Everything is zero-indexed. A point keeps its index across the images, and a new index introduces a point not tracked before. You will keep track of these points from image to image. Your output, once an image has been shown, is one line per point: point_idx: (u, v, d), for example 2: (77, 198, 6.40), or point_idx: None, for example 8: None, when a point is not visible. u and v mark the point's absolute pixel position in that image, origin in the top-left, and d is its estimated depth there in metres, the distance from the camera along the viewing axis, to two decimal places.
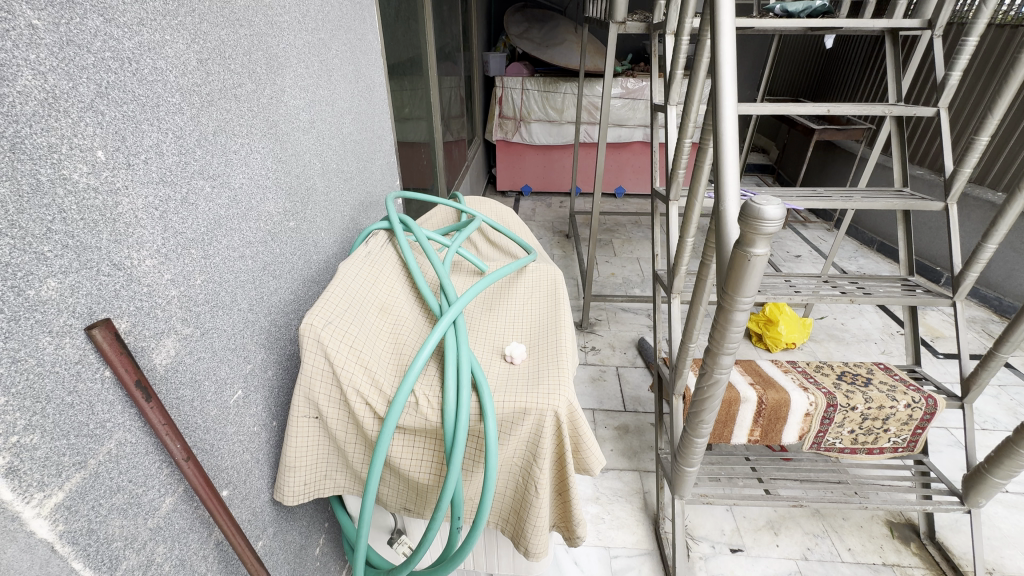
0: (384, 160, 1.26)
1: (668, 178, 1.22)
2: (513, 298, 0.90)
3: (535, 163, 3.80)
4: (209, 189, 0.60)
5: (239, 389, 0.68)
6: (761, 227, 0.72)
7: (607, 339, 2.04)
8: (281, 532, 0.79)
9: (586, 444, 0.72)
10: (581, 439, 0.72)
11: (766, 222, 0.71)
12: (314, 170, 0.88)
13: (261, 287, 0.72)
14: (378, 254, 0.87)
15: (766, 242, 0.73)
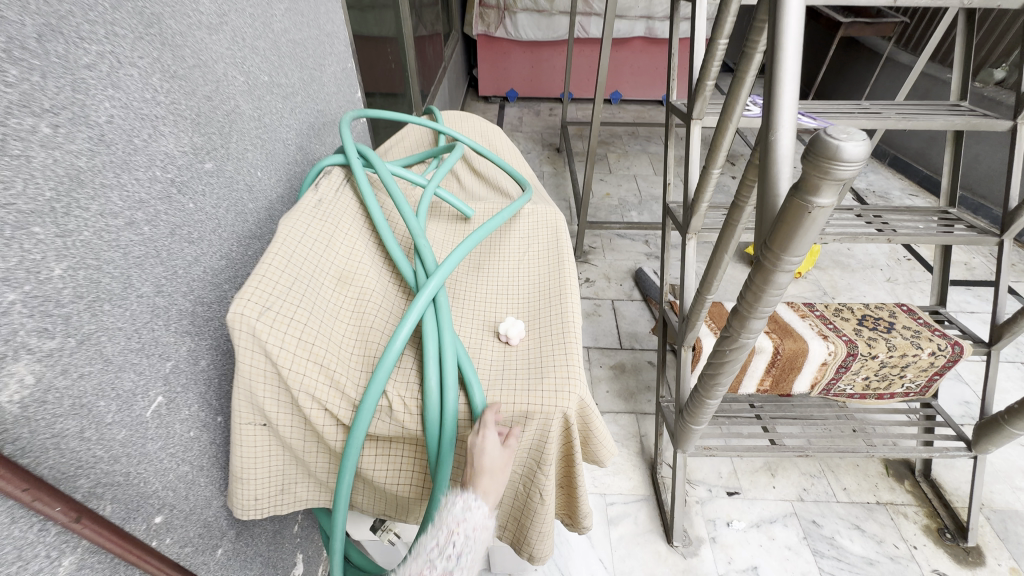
0: (337, 66, 1.00)
1: (691, 92, 0.99)
2: (506, 253, 0.73)
3: (522, 63, 3.37)
4: (49, 129, 0.40)
5: (160, 395, 0.53)
6: (833, 175, 0.53)
7: (602, 269, 1.91)
8: (246, 530, 0.70)
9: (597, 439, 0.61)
10: (592, 435, 0.60)
11: (841, 167, 0.52)
12: (234, 86, 0.65)
13: (171, 259, 0.54)
14: (332, 201, 0.67)
15: (833, 191, 0.54)
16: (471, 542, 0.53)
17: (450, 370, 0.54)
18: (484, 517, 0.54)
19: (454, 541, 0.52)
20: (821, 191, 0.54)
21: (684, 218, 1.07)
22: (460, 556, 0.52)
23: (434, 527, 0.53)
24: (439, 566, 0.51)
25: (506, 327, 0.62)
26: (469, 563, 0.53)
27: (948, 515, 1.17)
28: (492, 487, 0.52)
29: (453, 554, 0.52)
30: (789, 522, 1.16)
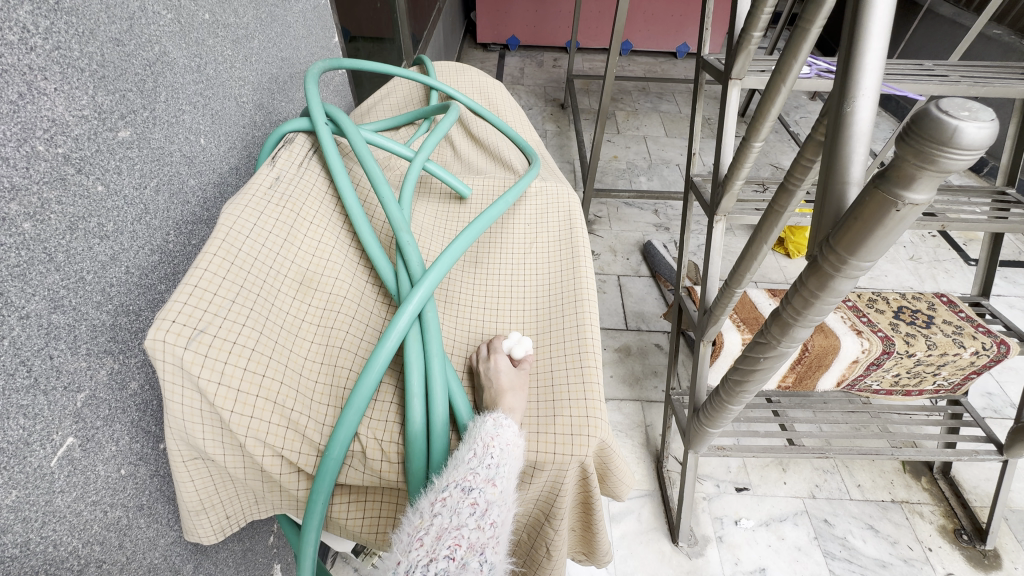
0: (307, 4, 0.83)
1: (732, 47, 0.82)
2: (510, 247, 0.60)
3: (524, 6, 3.07)
4: None
5: (69, 435, 0.42)
6: (937, 172, 0.31)
7: (607, 241, 1.78)
8: (205, 561, 0.61)
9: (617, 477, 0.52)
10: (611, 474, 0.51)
11: (956, 156, 0.30)
12: (158, 27, 0.50)
13: (74, 263, 0.41)
14: (294, 178, 0.54)
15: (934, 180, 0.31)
16: (513, 453, 0.43)
17: (438, 413, 0.43)
18: (520, 435, 0.44)
19: (493, 450, 0.41)
20: (915, 191, 0.33)
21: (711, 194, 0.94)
22: (503, 468, 0.42)
23: (468, 434, 0.43)
24: (480, 476, 0.41)
25: (505, 345, 0.50)
26: (515, 472, 0.43)
27: (965, 515, 1.12)
28: (519, 404, 0.45)
29: (494, 463, 0.41)
30: (800, 521, 1.10)
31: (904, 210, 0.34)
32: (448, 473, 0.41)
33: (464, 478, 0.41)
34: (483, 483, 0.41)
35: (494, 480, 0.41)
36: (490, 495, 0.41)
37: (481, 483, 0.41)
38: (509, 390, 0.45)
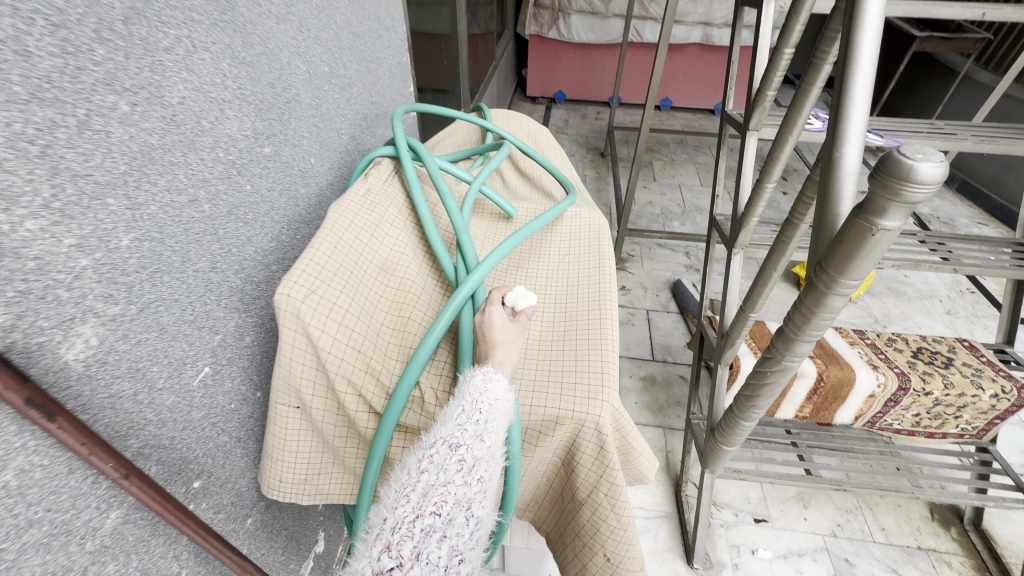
0: (393, 60, 1.02)
1: (750, 102, 0.94)
2: (546, 256, 0.72)
3: (572, 64, 3.35)
4: (129, 107, 0.42)
5: (205, 366, 0.55)
6: (904, 200, 0.43)
7: (638, 278, 1.88)
8: (273, 504, 0.72)
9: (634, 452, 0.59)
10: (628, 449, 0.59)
11: (917, 188, 0.42)
12: (295, 76, 0.67)
13: (226, 238, 0.56)
14: (380, 192, 0.69)
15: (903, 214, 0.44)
16: (498, 411, 0.51)
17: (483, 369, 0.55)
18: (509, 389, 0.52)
19: (480, 408, 0.50)
20: (888, 218, 0.45)
21: (730, 230, 1.03)
22: (489, 424, 0.50)
23: (458, 397, 0.52)
24: (468, 433, 0.49)
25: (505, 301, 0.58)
26: (500, 431, 0.51)
27: (997, 569, 1.09)
28: (507, 357, 0.54)
29: (480, 420, 0.50)
30: (819, 557, 1.10)
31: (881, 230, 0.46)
32: (439, 435, 0.50)
33: (453, 436, 0.49)
34: (469, 440, 0.49)
35: (482, 437, 0.50)
36: (477, 451, 0.49)
37: (469, 440, 0.49)
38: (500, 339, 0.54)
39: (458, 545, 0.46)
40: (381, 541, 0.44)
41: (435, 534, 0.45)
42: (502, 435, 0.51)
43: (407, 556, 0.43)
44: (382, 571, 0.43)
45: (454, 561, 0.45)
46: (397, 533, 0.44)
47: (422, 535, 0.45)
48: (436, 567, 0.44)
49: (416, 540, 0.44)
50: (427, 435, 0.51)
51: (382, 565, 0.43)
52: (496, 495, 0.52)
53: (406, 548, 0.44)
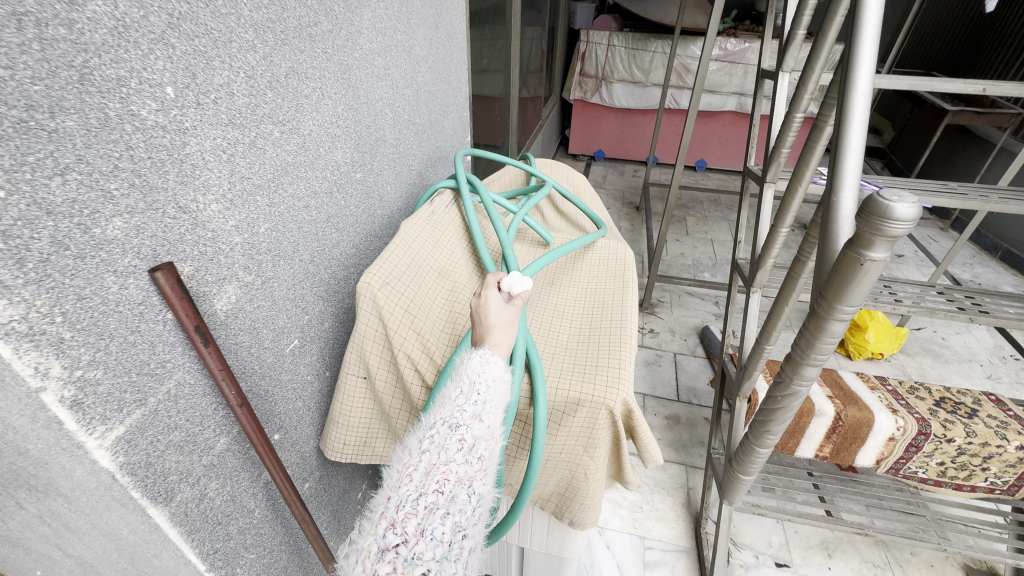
0: (456, 114, 1.21)
1: (768, 157, 1.08)
2: (577, 275, 0.84)
3: (612, 127, 3.60)
4: (278, 134, 0.58)
5: (296, 338, 0.68)
6: (886, 237, 0.49)
7: (667, 323, 1.95)
8: (326, 476, 0.82)
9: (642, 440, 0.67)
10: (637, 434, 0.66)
11: (895, 226, 0.48)
12: (384, 121, 0.84)
13: (323, 239, 0.71)
14: (442, 214, 0.84)
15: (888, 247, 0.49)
16: (494, 393, 0.57)
17: (520, 353, 0.63)
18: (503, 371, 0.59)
19: (476, 389, 0.56)
20: (875, 252, 0.50)
21: (750, 271, 1.14)
22: (486, 404, 0.55)
23: (456, 382, 0.57)
24: (467, 413, 0.54)
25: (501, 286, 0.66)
26: (496, 412, 0.56)
27: None
28: (503, 340, 0.60)
29: (478, 400, 0.55)
30: None
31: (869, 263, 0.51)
32: (439, 419, 0.54)
33: (452, 417, 0.54)
34: (468, 419, 0.54)
35: (479, 417, 0.55)
36: (476, 430, 0.54)
37: (467, 420, 0.54)
38: (494, 323, 0.61)
39: (461, 521, 0.48)
40: (385, 519, 0.47)
41: (438, 511, 0.47)
42: (498, 416, 0.56)
43: (411, 532, 0.46)
44: (388, 547, 0.45)
45: (458, 537, 0.47)
46: (402, 510, 0.47)
47: (425, 512, 0.47)
48: (440, 542, 0.46)
49: (419, 517, 0.47)
50: (427, 420, 0.56)
51: (388, 541, 0.45)
52: (495, 477, 0.55)
53: (410, 524, 0.46)
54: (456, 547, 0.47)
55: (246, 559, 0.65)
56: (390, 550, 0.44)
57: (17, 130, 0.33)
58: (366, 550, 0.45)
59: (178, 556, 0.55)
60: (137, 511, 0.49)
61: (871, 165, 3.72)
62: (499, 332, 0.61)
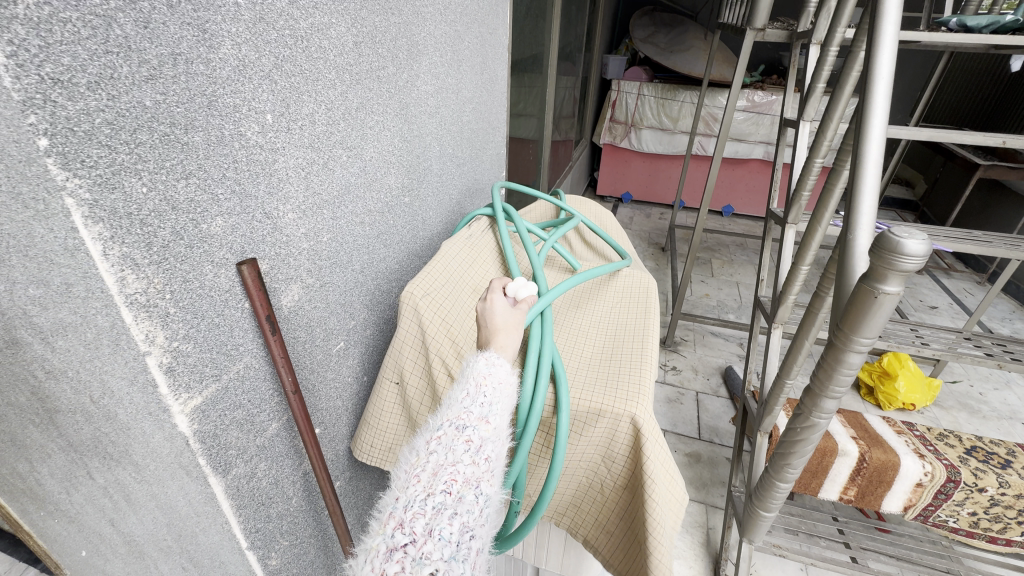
0: (494, 151, 1.31)
1: (788, 200, 1.14)
2: (601, 299, 0.88)
3: (640, 171, 3.71)
4: (346, 158, 0.67)
5: (343, 341, 0.75)
6: (900, 271, 0.45)
7: (690, 362, 1.95)
8: (355, 478, 0.87)
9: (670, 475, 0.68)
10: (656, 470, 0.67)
11: (909, 260, 0.44)
12: (432, 152, 0.94)
13: (373, 253, 0.79)
14: (478, 238, 0.91)
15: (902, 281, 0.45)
16: (500, 395, 0.58)
17: (546, 364, 0.68)
18: (509, 373, 0.60)
19: (482, 392, 0.57)
20: (887, 285, 0.46)
21: (772, 308, 1.17)
22: (492, 406, 0.56)
23: (463, 385, 0.58)
24: (474, 414, 0.55)
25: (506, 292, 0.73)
26: (502, 413, 0.57)
27: None
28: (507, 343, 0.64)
29: (485, 402, 0.56)
30: None
31: (882, 298, 0.47)
32: (446, 420, 0.54)
33: (459, 419, 0.54)
34: (474, 420, 0.54)
35: (486, 419, 0.55)
36: (483, 431, 0.54)
37: (474, 421, 0.54)
38: (500, 326, 0.66)
39: (469, 522, 0.48)
40: (394, 520, 0.47)
41: (446, 511, 0.47)
42: (504, 418, 0.57)
43: (420, 532, 0.45)
44: (396, 547, 0.45)
45: (466, 538, 0.47)
46: (410, 510, 0.47)
47: (433, 513, 0.47)
48: (448, 543, 0.45)
49: (428, 518, 0.46)
50: (433, 421, 0.56)
51: (396, 541, 0.45)
52: (502, 478, 0.55)
53: (419, 524, 0.46)
54: (464, 548, 0.46)
55: (280, 545, 0.69)
56: (399, 550, 0.44)
57: (161, 141, 0.41)
58: (375, 550, 0.45)
59: (225, 530, 0.60)
60: (200, 478, 0.54)
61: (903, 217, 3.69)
62: (503, 336, 0.67)
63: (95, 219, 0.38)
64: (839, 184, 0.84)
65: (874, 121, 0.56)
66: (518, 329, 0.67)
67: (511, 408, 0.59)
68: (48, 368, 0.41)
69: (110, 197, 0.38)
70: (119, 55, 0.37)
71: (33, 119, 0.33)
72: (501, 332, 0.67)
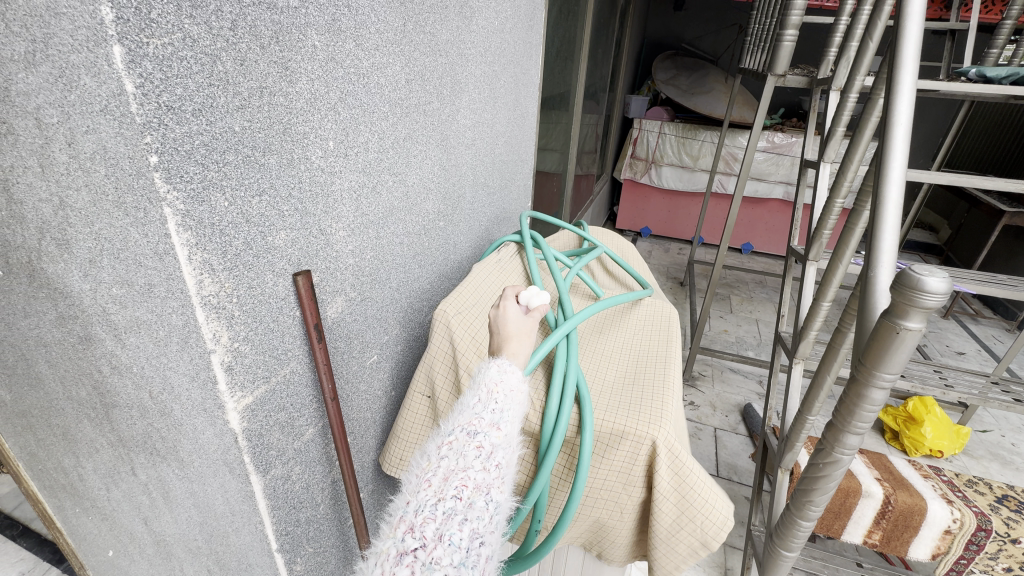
0: (522, 182, 1.37)
1: (809, 238, 1.16)
2: (624, 326, 0.91)
3: (659, 206, 3.76)
4: (391, 183, 0.73)
5: (376, 355, 0.78)
6: (921, 308, 0.43)
7: (708, 397, 1.93)
8: (377, 491, 0.89)
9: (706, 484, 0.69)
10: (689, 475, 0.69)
11: (930, 297, 0.42)
12: (466, 181, 0.99)
13: (408, 272, 0.83)
14: (507, 263, 0.96)
15: (925, 319, 0.44)
16: (510, 402, 0.60)
17: (571, 386, 0.70)
18: (519, 380, 0.63)
19: (494, 398, 0.59)
20: (909, 320, 0.44)
21: (793, 344, 1.18)
22: (503, 413, 0.58)
23: (475, 392, 0.61)
24: (484, 421, 0.57)
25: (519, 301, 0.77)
26: (511, 421, 0.59)
27: None
28: (519, 351, 0.68)
29: (496, 409, 0.58)
30: None
31: (904, 335, 0.45)
32: (458, 427, 0.57)
33: (471, 425, 0.56)
34: (486, 427, 0.56)
35: (497, 425, 0.57)
36: (493, 438, 0.56)
37: (485, 427, 0.56)
38: (512, 332, 0.70)
39: (479, 529, 0.49)
40: (405, 523, 0.48)
41: (457, 517, 0.48)
42: (514, 425, 0.59)
43: (430, 537, 0.47)
44: (406, 551, 0.46)
45: (475, 544, 0.48)
46: (421, 515, 0.48)
47: (444, 518, 0.48)
48: (458, 548, 0.46)
49: (438, 523, 0.47)
50: (445, 428, 0.58)
51: (406, 545, 0.46)
52: (511, 486, 0.56)
53: (429, 529, 0.47)
54: (473, 554, 0.47)
55: (305, 551, 0.71)
56: (409, 554, 0.46)
57: (243, 162, 0.46)
58: (385, 553, 0.47)
59: (257, 530, 0.63)
60: (242, 476, 0.58)
61: (926, 261, 3.66)
62: (516, 343, 0.70)
63: (185, 227, 0.43)
64: (861, 224, 0.86)
65: (893, 165, 0.57)
66: (529, 336, 0.70)
67: (520, 416, 0.61)
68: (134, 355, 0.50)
69: (198, 209, 0.43)
70: (219, 88, 0.43)
71: (148, 139, 0.38)
72: (514, 339, 0.70)
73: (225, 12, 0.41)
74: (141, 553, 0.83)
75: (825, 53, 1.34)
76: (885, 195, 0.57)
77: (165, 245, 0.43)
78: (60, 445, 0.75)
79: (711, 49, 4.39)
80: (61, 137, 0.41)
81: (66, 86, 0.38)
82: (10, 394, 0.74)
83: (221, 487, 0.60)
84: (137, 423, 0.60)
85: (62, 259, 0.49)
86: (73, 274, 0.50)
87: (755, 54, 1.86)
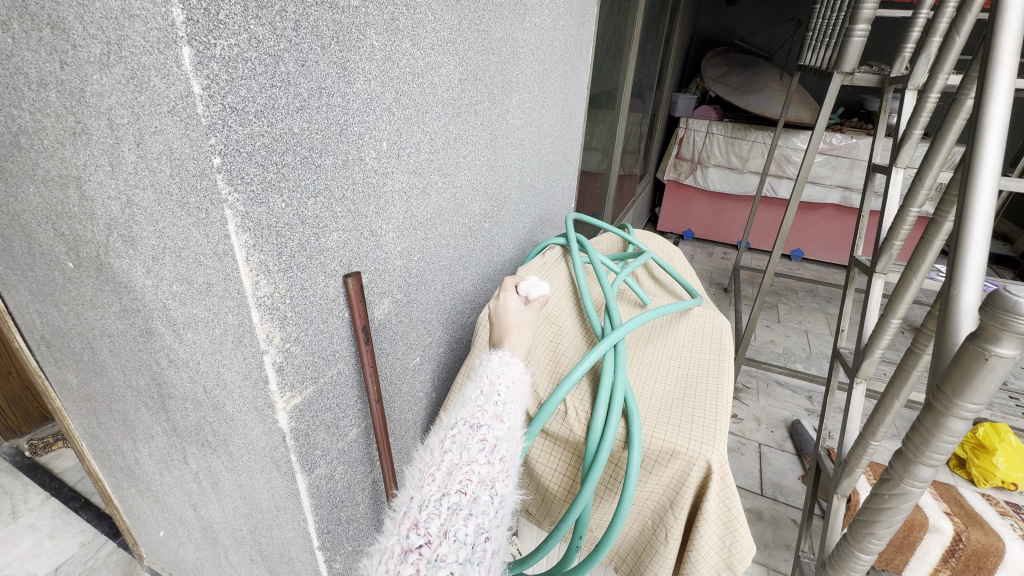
0: (567, 181, 1.34)
1: (877, 249, 1.08)
2: (673, 337, 0.86)
3: (704, 208, 3.64)
4: (441, 184, 0.72)
5: (419, 356, 0.77)
6: (1016, 332, 0.36)
7: (752, 410, 1.85)
8: None
9: (736, 540, 0.67)
10: (702, 522, 0.66)
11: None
12: (513, 181, 0.97)
13: (454, 274, 0.83)
14: (552, 266, 0.95)
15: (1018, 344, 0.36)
16: (513, 394, 0.58)
17: (618, 400, 0.67)
18: (521, 372, 0.61)
19: (496, 391, 0.57)
20: (1001, 346, 0.37)
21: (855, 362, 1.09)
22: (505, 405, 0.56)
23: (477, 384, 0.59)
24: (488, 414, 0.55)
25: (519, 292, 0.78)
26: (515, 414, 0.57)
27: None
28: (522, 344, 0.66)
29: (497, 402, 0.56)
30: None
31: (994, 362, 0.38)
32: (461, 420, 0.55)
33: (473, 418, 0.54)
34: (489, 420, 0.54)
35: (500, 418, 0.55)
36: (497, 431, 0.54)
37: (488, 420, 0.54)
38: (512, 323, 0.69)
39: (484, 524, 0.47)
40: (409, 520, 0.47)
41: (461, 512, 0.46)
42: (517, 418, 0.57)
43: (435, 533, 0.45)
44: (411, 548, 0.44)
45: (481, 540, 0.46)
46: (425, 511, 0.47)
47: (448, 514, 0.46)
48: (463, 544, 0.45)
49: (443, 518, 0.46)
50: (449, 420, 0.56)
51: (411, 541, 0.45)
52: (518, 479, 0.54)
53: (434, 525, 0.45)
54: (479, 550, 0.45)
55: (345, 549, 0.71)
56: (414, 551, 0.44)
57: (301, 163, 0.46)
58: (389, 551, 0.45)
59: (301, 527, 0.63)
60: (288, 474, 0.58)
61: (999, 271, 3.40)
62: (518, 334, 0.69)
63: (244, 228, 0.42)
64: (942, 234, 0.78)
65: (987, 167, 0.50)
66: (530, 327, 0.70)
67: (524, 408, 0.59)
68: (196, 351, 0.53)
69: (257, 210, 0.43)
70: (280, 89, 0.42)
71: (213, 141, 0.38)
72: (515, 329, 0.69)
73: (289, 13, 0.41)
74: (189, 536, 0.86)
75: (901, 49, 1.24)
76: (974, 206, 0.49)
77: (224, 247, 0.43)
78: (119, 430, 0.79)
79: (766, 44, 4.21)
80: (130, 137, 0.42)
81: (138, 87, 0.38)
82: (76, 378, 0.78)
83: (267, 483, 0.61)
84: (191, 415, 0.62)
85: (127, 255, 0.51)
86: (136, 270, 0.51)
87: (819, 50, 1.75)
